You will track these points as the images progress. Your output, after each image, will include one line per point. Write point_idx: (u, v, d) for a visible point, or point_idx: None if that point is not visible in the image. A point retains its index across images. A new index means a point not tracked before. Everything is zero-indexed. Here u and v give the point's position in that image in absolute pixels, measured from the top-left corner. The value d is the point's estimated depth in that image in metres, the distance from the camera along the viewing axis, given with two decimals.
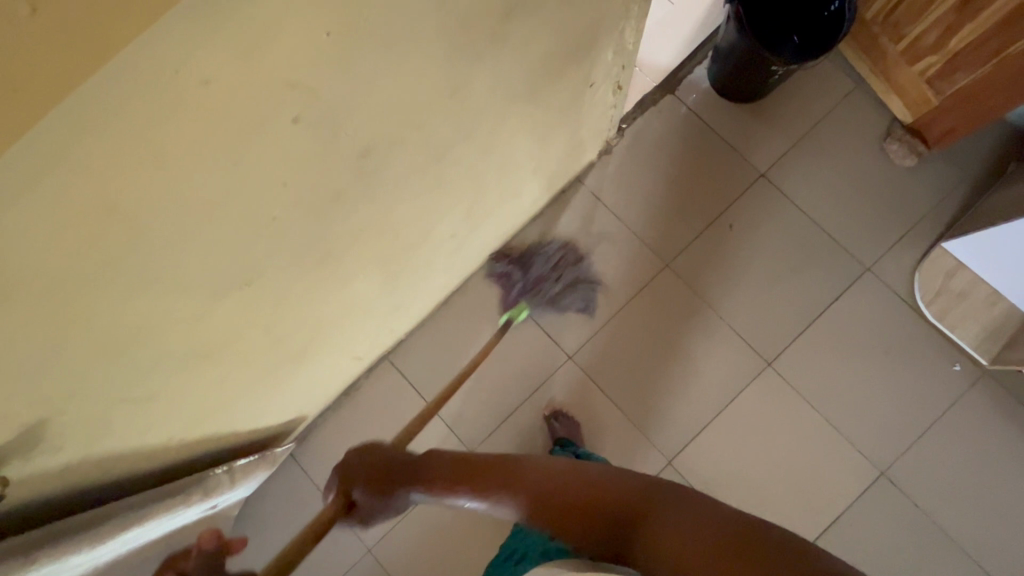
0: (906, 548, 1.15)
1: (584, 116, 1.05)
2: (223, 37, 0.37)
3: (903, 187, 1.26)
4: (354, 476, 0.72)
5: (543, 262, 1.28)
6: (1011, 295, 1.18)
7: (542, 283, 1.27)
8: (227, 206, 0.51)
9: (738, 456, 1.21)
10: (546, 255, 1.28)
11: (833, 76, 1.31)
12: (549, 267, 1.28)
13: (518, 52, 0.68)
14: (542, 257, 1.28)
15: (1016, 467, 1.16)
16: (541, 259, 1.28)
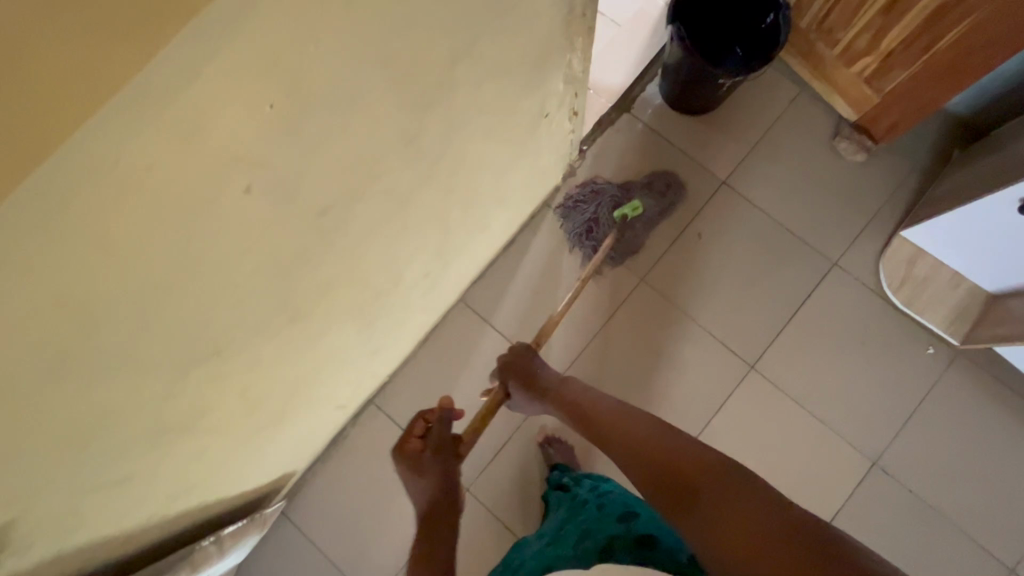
0: (907, 536, 1.16)
1: (544, 144, 1.07)
2: (162, 129, 0.37)
3: (857, 181, 1.31)
4: (513, 370, 0.96)
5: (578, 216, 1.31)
6: (972, 276, 1.21)
7: (605, 208, 1.31)
8: (184, 284, 0.50)
9: (734, 462, 1.21)
10: (594, 185, 1.33)
11: (777, 82, 1.36)
12: (604, 192, 1.32)
13: (467, 95, 0.69)
14: (594, 186, 1.33)
15: (1000, 442, 1.19)
16: (584, 196, 1.32)
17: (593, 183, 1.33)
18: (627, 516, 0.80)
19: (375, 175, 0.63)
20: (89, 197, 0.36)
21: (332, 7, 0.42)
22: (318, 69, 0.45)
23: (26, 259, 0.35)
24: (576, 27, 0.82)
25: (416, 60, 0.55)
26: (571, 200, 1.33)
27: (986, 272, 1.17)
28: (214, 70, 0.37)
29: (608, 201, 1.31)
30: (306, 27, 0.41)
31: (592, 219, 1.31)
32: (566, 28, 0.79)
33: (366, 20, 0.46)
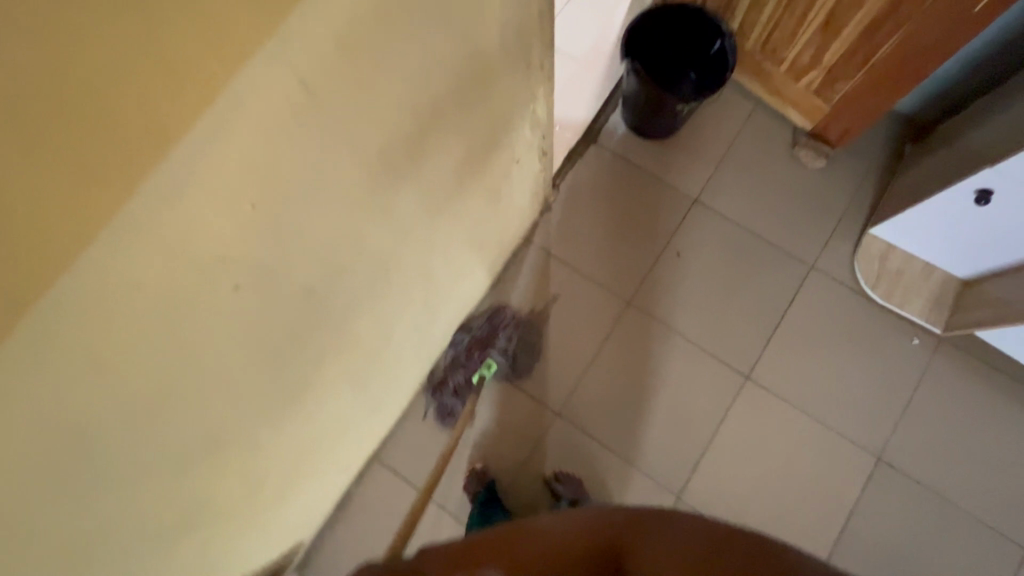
0: (919, 528, 1.17)
1: (516, 188, 1.09)
2: (156, 249, 0.38)
3: (821, 185, 1.36)
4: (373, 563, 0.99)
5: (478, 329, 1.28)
6: (943, 264, 1.25)
7: (490, 346, 1.28)
8: (185, 386, 0.50)
9: (742, 474, 1.22)
10: (481, 316, 1.30)
11: (732, 100, 1.42)
12: (494, 327, 1.29)
13: (438, 156, 0.71)
14: (473, 318, 1.30)
15: (995, 423, 1.21)
16: (476, 321, 1.29)
17: (495, 310, 1.31)
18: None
19: (357, 246, 0.65)
20: (92, 324, 0.37)
21: (304, 106, 0.44)
22: (295, 164, 0.47)
23: (33, 397, 0.35)
24: (535, 77, 0.85)
25: (386, 137, 0.57)
26: (471, 324, 1.29)
27: (955, 259, 1.21)
28: (201, 184, 0.38)
29: (498, 338, 1.28)
30: (282, 128, 0.43)
31: (456, 351, 1.27)
32: (525, 81, 0.82)
33: (336, 111, 0.48)
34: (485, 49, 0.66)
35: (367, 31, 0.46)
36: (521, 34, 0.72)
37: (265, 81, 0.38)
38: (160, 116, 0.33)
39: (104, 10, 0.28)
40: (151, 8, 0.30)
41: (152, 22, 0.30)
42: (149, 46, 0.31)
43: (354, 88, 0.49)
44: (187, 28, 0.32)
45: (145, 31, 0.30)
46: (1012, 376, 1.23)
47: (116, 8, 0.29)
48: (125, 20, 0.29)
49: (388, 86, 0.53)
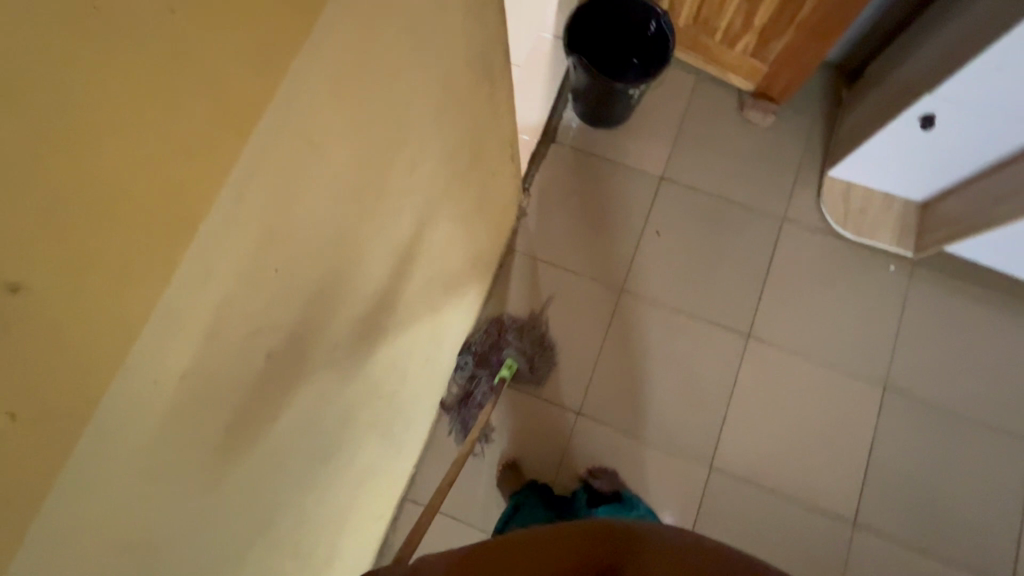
0: (935, 443, 1.22)
1: (495, 200, 1.09)
2: (194, 334, 0.36)
3: (774, 141, 1.41)
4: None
5: (479, 341, 1.28)
6: (901, 193, 1.32)
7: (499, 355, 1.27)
8: (233, 469, 0.47)
9: (764, 430, 1.25)
10: (479, 332, 1.29)
11: (675, 77, 1.46)
12: (495, 337, 1.29)
13: (427, 184, 0.70)
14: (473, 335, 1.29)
15: (981, 330, 1.28)
16: (476, 340, 1.28)
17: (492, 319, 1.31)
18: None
19: (368, 290, 0.63)
20: (144, 424, 0.35)
21: (308, 159, 0.43)
22: (307, 219, 0.45)
23: (97, 516, 0.33)
24: (499, 90, 0.85)
25: (381, 175, 0.56)
26: (471, 342, 1.28)
27: (911, 186, 1.28)
28: (228, 255, 0.37)
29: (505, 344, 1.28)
30: (292, 183, 0.42)
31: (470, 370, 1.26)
32: (492, 94, 0.82)
33: (337, 156, 0.47)
34: (454, 70, 0.66)
35: (354, 72, 0.45)
36: (482, 49, 0.72)
37: (272, 138, 0.38)
38: (181, 191, 0.32)
39: (119, 93, 0.27)
40: (156, 82, 0.29)
41: (164, 98, 0.30)
42: (163, 124, 0.30)
43: (349, 134, 0.48)
44: (190, 96, 0.31)
45: (153, 106, 0.29)
46: (985, 283, 1.30)
47: (129, 88, 0.28)
48: (140, 100, 0.29)
49: (377, 121, 0.52)
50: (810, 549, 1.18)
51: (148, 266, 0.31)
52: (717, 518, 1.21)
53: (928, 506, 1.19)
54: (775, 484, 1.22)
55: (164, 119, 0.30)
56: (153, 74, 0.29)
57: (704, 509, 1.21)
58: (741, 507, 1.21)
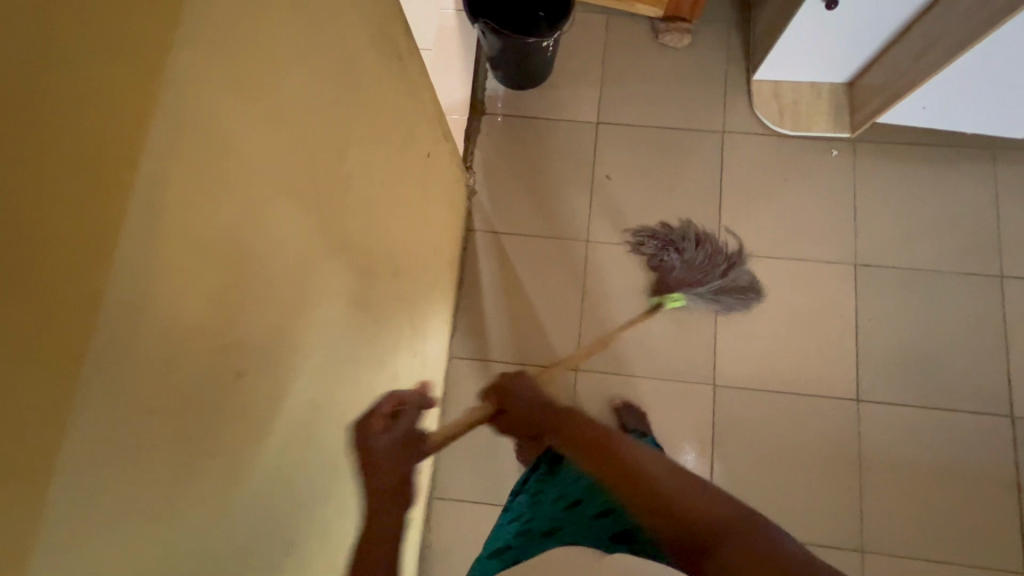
0: (914, 304, 1.26)
1: (440, 182, 1.08)
2: (150, 368, 0.35)
3: (696, 58, 1.42)
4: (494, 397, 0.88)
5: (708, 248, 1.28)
6: (826, 78, 1.35)
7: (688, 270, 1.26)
8: (235, 497, 0.47)
9: (754, 336, 1.28)
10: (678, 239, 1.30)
11: (587, 21, 1.45)
12: (693, 257, 1.27)
13: (361, 174, 0.68)
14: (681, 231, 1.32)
15: (932, 187, 1.31)
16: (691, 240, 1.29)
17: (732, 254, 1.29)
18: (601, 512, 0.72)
19: (330, 291, 0.62)
20: (115, 468, 0.34)
21: (223, 169, 0.41)
22: (241, 232, 0.44)
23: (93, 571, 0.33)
24: (411, 68, 0.83)
25: (309, 175, 0.55)
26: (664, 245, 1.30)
27: (834, 68, 1.30)
28: (161, 275, 0.35)
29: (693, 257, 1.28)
30: (210, 190, 0.40)
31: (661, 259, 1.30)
32: (404, 70, 0.80)
33: (252, 155, 0.45)
34: (355, 51, 0.64)
35: (248, 63, 0.43)
36: (379, 23, 0.70)
37: (177, 144, 0.36)
38: (101, 228, 0.31)
39: (8, 137, 0.25)
40: (43, 119, 0.27)
41: (56, 133, 0.28)
42: (60, 160, 0.28)
43: (262, 139, 0.46)
44: (82, 127, 0.29)
45: (47, 145, 0.28)
46: (926, 142, 1.33)
47: (17, 131, 0.26)
48: (31, 142, 0.27)
49: (287, 113, 0.50)
50: (822, 435, 1.22)
51: (73, 306, 0.30)
52: (731, 431, 1.24)
53: (922, 365, 1.23)
54: (777, 384, 1.25)
55: (60, 156, 0.28)
56: (38, 111, 0.27)
57: (717, 425, 1.25)
58: (751, 415, 1.24)
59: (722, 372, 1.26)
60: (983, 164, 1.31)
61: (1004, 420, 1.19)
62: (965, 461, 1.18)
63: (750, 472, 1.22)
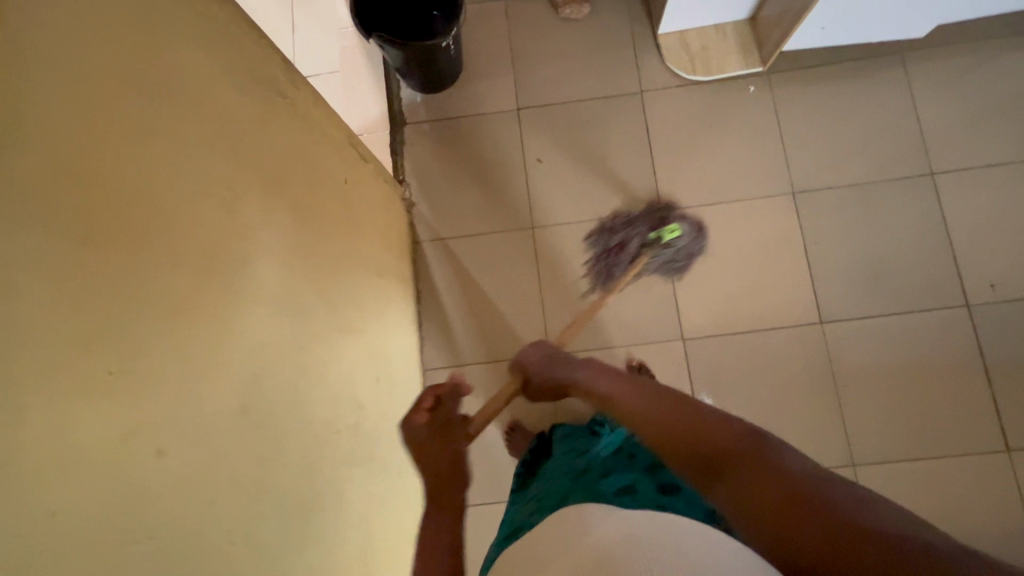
0: (855, 218, 1.29)
1: (366, 205, 1.08)
2: (43, 470, 0.37)
3: (599, 25, 1.42)
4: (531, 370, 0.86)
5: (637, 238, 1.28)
6: (727, 18, 1.35)
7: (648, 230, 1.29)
8: (180, 567, 0.49)
9: (710, 283, 1.30)
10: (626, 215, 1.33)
11: (485, 11, 1.45)
12: (636, 218, 1.31)
13: (262, 222, 0.69)
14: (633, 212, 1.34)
15: (852, 102, 1.33)
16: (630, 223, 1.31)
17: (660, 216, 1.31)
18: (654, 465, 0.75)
19: (252, 347, 0.63)
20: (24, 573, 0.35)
21: (90, 264, 0.42)
22: (127, 319, 0.45)
23: None
24: (300, 104, 0.83)
25: (198, 245, 0.56)
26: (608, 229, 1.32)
27: (731, 8, 1.31)
28: (29, 383, 0.36)
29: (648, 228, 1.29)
30: (75, 287, 0.41)
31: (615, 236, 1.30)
32: (289, 107, 0.80)
33: (124, 242, 0.46)
34: (224, 104, 0.64)
35: (94, 153, 0.44)
36: (246, 67, 0.69)
37: (17, 253, 0.36)
38: None
39: None
40: None
41: None
42: None
43: (132, 224, 0.47)
44: None
45: None
46: (835, 60, 1.35)
47: None
48: None
49: (158, 188, 0.51)
50: (793, 364, 1.25)
51: None
52: (705, 380, 1.27)
53: (873, 275, 1.26)
54: (742, 327, 1.28)
55: None
56: None
57: (693, 378, 1.27)
58: (724, 361, 1.27)
59: (685, 326, 1.28)
60: (893, 69, 1.33)
61: (960, 310, 1.23)
62: (931, 358, 1.22)
63: (734, 414, 1.25)
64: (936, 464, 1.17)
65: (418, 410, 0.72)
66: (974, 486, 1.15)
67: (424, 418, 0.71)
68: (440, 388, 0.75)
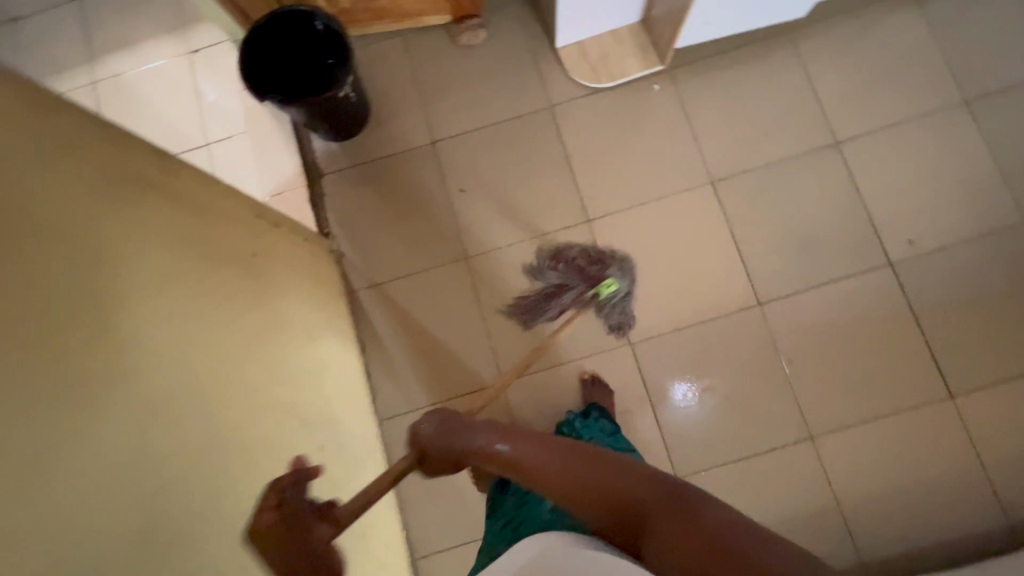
0: (775, 197, 1.32)
1: (281, 272, 1.07)
2: None
3: (498, 46, 1.42)
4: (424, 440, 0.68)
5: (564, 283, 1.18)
6: (621, 23, 1.37)
7: (582, 291, 1.17)
8: None
9: (648, 284, 1.31)
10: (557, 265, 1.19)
11: (382, 51, 1.44)
12: (566, 272, 1.17)
13: (138, 331, 0.67)
14: (573, 250, 1.18)
15: (755, 85, 1.36)
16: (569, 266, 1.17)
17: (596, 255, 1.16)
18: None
19: (145, 465, 0.62)
20: None
21: None
22: None
23: None
24: (171, 194, 0.82)
25: (57, 382, 0.54)
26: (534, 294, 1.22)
27: (619, 14, 1.33)
28: None
29: (584, 286, 1.17)
30: None
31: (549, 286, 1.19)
32: (154, 201, 0.78)
33: None
34: (68, 223, 0.62)
35: None
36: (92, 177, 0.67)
37: None
38: None
39: None
40: None
41: None
42: None
43: None
44: None
45: None
46: (730, 47, 1.38)
47: None
48: None
49: None
50: (740, 349, 1.27)
51: None
52: (659, 380, 1.27)
53: (801, 250, 1.29)
54: (684, 321, 1.29)
55: None
56: None
57: (647, 380, 1.28)
58: (673, 357, 1.28)
59: (630, 330, 1.29)
60: (786, 49, 1.37)
61: (886, 270, 1.26)
62: (867, 321, 1.25)
63: (692, 409, 1.26)
64: (888, 422, 1.20)
65: (265, 511, 0.59)
66: (926, 438, 1.19)
67: (275, 513, 0.59)
68: (288, 476, 0.63)
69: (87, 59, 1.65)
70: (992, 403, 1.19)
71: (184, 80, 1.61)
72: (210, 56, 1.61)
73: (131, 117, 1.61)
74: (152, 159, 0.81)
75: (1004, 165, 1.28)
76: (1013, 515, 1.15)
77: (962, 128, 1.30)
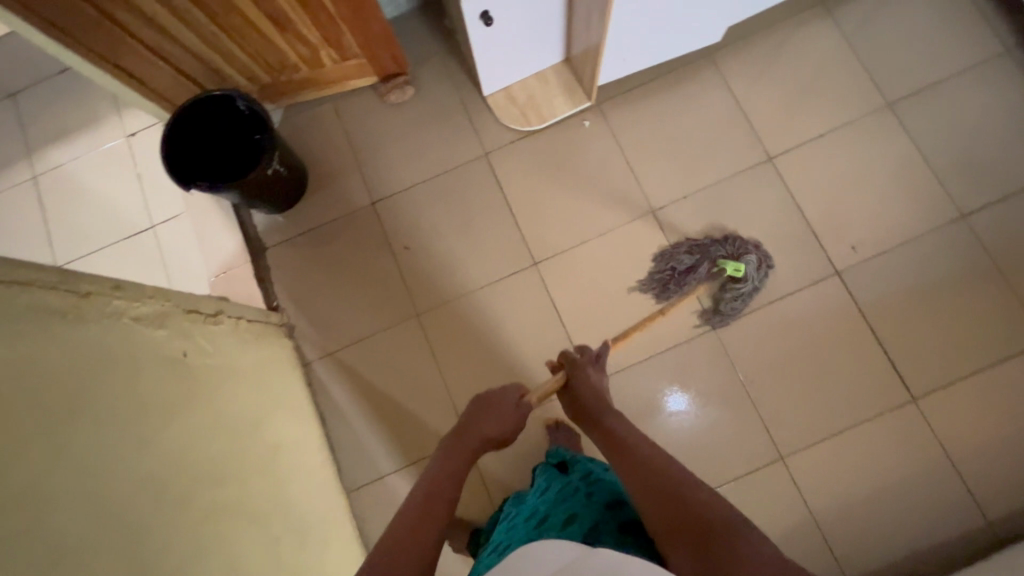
0: (717, 219, 1.32)
1: (224, 363, 1.05)
2: None
3: (428, 101, 1.43)
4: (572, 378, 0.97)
5: (690, 262, 1.24)
6: (545, 64, 1.37)
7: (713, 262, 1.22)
8: None
9: (602, 320, 1.30)
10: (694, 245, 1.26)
11: (314, 119, 1.44)
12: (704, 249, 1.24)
13: (47, 470, 0.63)
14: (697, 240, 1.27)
15: (683, 111, 1.37)
16: (694, 249, 1.25)
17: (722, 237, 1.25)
18: (615, 504, 0.77)
19: None
20: None
21: None
22: None
23: None
24: (90, 313, 0.80)
25: None
26: (670, 264, 1.27)
27: (541, 57, 1.33)
28: None
29: (716, 257, 1.22)
30: None
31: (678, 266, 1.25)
32: (72, 324, 0.76)
33: None
34: None
35: None
36: None
37: None
38: None
39: None
40: None
41: None
42: None
43: None
44: None
45: None
46: (654, 77, 1.40)
47: None
48: None
49: None
50: (700, 375, 1.26)
51: None
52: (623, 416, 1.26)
53: None
54: (642, 353, 1.28)
55: None
56: None
57: None
58: (637, 391, 1.26)
59: None
60: (709, 72, 1.38)
61: (834, 279, 1.26)
62: (822, 333, 1.24)
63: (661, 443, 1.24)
64: (856, 432, 1.20)
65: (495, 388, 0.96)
66: (895, 444, 1.18)
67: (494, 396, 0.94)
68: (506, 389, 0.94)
69: (23, 157, 1.63)
70: (954, 400, 1.19)
71: (124, 167, 1.60)
72: (147, 140, 1.61)
73: (74, 208, 1.59)
74: (68, 280, 0.79)
75: (934, 161, 1.29)
76: (989, 511, 1.14)
77: (888, 130, 1.31)
